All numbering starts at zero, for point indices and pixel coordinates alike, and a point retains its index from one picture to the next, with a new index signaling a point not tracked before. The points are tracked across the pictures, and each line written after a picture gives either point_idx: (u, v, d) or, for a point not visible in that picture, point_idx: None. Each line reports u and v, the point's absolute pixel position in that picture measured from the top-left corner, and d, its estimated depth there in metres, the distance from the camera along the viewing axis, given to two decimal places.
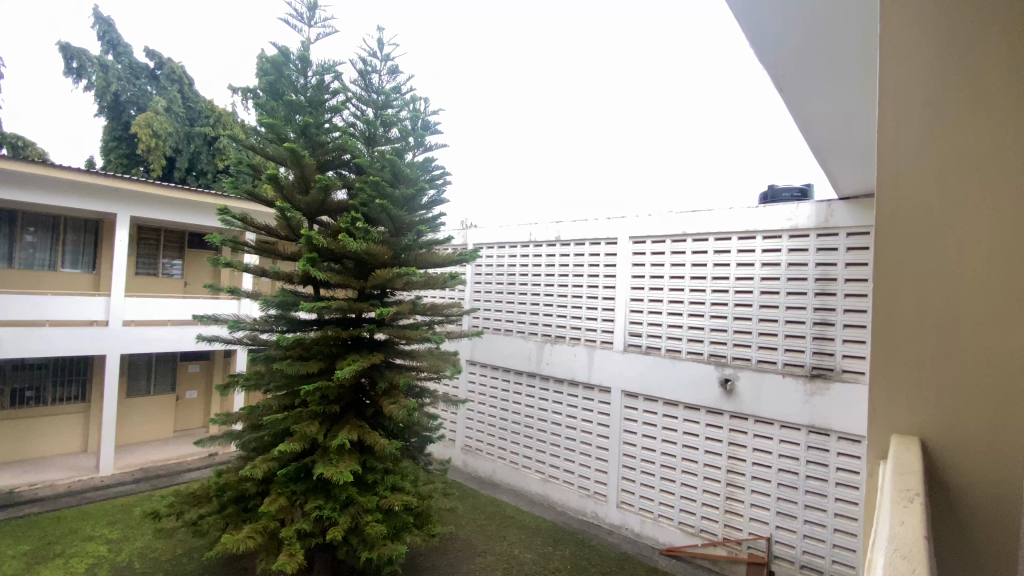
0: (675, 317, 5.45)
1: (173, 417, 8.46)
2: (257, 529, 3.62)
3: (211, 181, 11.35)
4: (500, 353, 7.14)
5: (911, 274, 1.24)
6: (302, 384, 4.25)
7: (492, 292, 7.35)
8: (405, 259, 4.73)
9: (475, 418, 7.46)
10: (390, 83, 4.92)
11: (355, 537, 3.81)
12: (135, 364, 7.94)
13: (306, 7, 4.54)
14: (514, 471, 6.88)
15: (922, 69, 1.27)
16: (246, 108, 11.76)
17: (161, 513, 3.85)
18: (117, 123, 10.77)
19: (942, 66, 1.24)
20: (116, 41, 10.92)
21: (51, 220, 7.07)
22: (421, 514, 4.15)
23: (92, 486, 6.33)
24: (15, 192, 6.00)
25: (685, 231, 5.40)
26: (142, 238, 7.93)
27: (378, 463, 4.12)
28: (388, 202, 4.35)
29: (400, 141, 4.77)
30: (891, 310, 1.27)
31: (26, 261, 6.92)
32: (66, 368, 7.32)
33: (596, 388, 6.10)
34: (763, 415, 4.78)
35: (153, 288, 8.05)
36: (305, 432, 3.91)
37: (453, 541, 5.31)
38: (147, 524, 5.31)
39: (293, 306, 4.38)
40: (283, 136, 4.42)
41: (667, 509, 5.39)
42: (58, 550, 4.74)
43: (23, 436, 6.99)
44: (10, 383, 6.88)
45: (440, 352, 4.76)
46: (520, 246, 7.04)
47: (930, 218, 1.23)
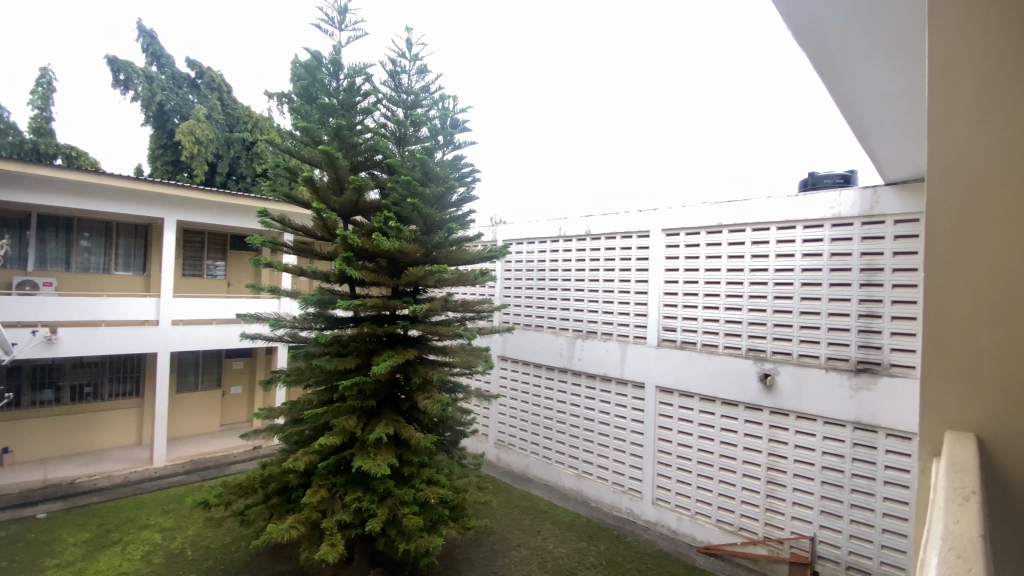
0: (712, 310, 5.34)
1: (220, 412, 8.84)
2: (300, 519, 3.74)
3: (249, 184, 11.76)
4: (531, 349, 7.13)
5: (967, 270, 1.20)
6: (340, 379, 4.36)
7: (523, 288, 7.35)
8: (437, 257, 4.75)
9: (508, 413, 7.50)
10: (419, 83, 4.98)
11: (394, 529, 3.89)
12: (183, 362, 8.33)
13: (337, 11, 4.64)
14: (547, 466, 6.88)
15: (974, 51, 1.23)
16: (281, 112, 12.12)
17: (211, 503, 4.04)
18: (162, 132, 11.29)
19: (999, 52, 1.20)
20: (159, 53, 11.43)
21: (104, 226, 7.47)
22: (456, 508, 4.19)
23: (146, 477, 6.67)
24: (71, 200, 6.37)
25: (721, 222, 5.26)
26: (188, 241, 8.29)
27: (414, 457, 4.22)
28: (419, 201, 4.41)
29: (430, 139, 4.82)
30: (944, 306, 1.23)
31: (83, 265, 7.34)
32: (121, 365, 7.74)
33: (629, 384, 6.03)
34: (805, 410, 4.63)
35: (198, 289, 8.41)
36: (343, 426, 4.03)
37: (488, 534, 5.36)
38: (197, 514, 5.57)
39: (330, 304, 4.50)
40: (318, 139, 4.54)
41: (704, 507, 5.30)
42: (116, 538, 5.02)
43: (83, 430, 7.43)
44: (71, 380, 7.32)
45: (472, 349, 4.80)
46: (550, 242, 7.01)
47: (990, 210, 1.18)
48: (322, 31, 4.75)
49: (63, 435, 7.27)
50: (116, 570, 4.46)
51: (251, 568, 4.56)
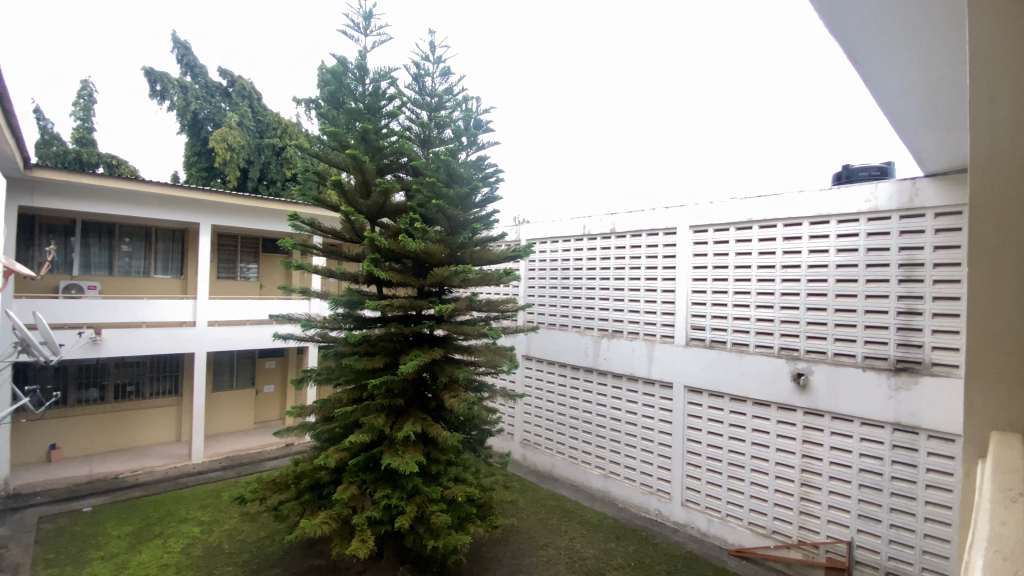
0: (742, 309, 5.24)
1: (254, 410, 9.10)
2: (332, 515, 3.82)
3: (280, 189, 12.08)
4: (556, 348, 7.12)
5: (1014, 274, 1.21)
6: (368, 378, 4.43)
7: (547, 287, 7.34)
8: (461, 257, 4.80)
9: (533, 412, 7.50)
10: (443, 85, 5.03)
11: (422, 526, 3.93)
12: (219, 362, 8.61)
13: (362, 17, 4.72)
14: (573, 466, 6.86)
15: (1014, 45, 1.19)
16: (308, 118, 12.42)
17: (247, 498, 4.16)
18: (197, 140, 11.70)
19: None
20: (193, 63, 11.84)
21: (143, 231, 7.79)
22: (483, 506, 4.23)
23: (185, 472, 6.93)
24: (112, 207, 6.66)
25: (751, 218, 5.15)
26: (222, 245, 8.56)
27: (441, 455, 4.27)
28: (443, 202, 4.45)
29: (454, 141, 4.85)
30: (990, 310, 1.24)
31: (124, 269, 7.66)
32: (161, 365, 8.05)
33: (657, 384, 5.95)
34: (841, 411, 4.49)
35: (233, 291, 8.68)
36: (372, 424, 4.10)
37: (515, 533, 5.37)
38: (233, 508, 5.75)
39: (359, 304, 4.59)
40: (345, 144, 4.63)
41: (735, 509, 5.20)
42: (157, 531, 5.22)
43: (126, 427, 7.75)
44: (114, 379, 7.65)
45: (497, 348, 4.81)
46: (574, 240, 6.98)
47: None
48: (348, 37, 4.84)
49: (107, 432, 7.60)
50: (158, 562, 4.64)
51: (285, 562, 4.68)
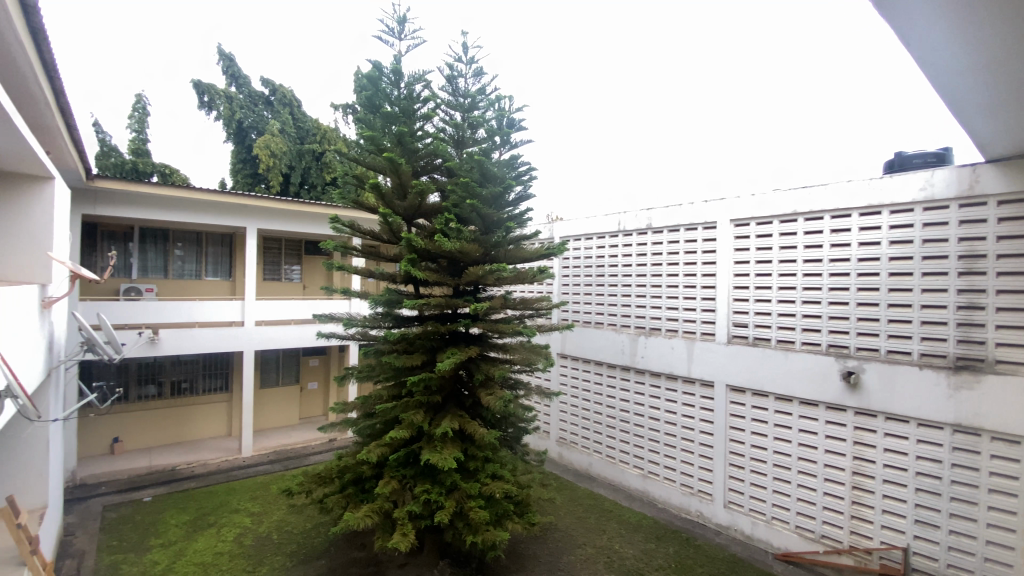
0: (787, 305, 5.06)
1: (299, 406, 9.44)
2: (374, 509, 3.92)
3: (320, 193, 12.48)
4: (591, 346, 7.07)
5: None
6: (407, 375, 4.53)
7: (582, 285, 7.29)
8: (496, 256, 4.83)
9: (569, 411, 7.47)
10: (476, 85, 5.07)
11: (461, 521, 3.98)
12: (266, 359, 8.98)
13: (397, 22, 4.81)
14: (611, 466, 6.79)
15: None
16: (346, 123, 12.78)
17: (294, 490, 4.33)
18: (242, 147, 12.24)
19: None
20: (237, 74, 12.38)
21: (195, 236, 8.20)
22: (521, 504, 4.26)
23: (235, 466, 7.26)
24: (166, 213, 7.03)
25: (795, 210, 4.97)
26: (268, 248, 8.91)
27: (478, 452, 4.32)
28: (477, 202, 4.48)
29: (487, 140, 4.89)
30: None
31: (178, 272, 8.09)
32: (213, 363, 8.46)
33: (697, 382, 5.82)
34: (896, 411, 4.27)
35: (278, 292, 9.03)
36: (411, 420, 4.19)
37: (553, 531, 5.37)
38: (280, 501, 5.99)
39: (397, 304, 4.70)
40: (382, 147, 4.74)
41: (781, 512, 5.03)
42: (211, 521, 5.50)
43: (180, 422, 8.18)
44: (170, 376, 8.08)
45: (532, 346, 4.81)
46: (609, 237, 6.91)
47: None
48: (384, 42, 4.96)
49: (165, 426, 8.05)
50: (213, 550, 4.89)
51: (330, 553, 4.84)
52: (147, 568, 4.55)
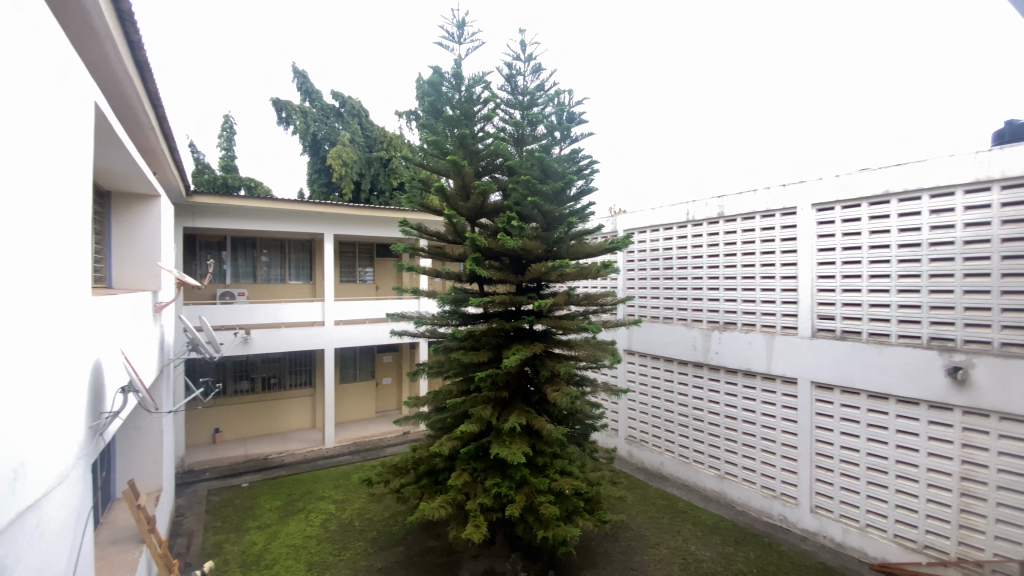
0: (880, 295, 4.64)
1: (375, 400, 9.96)
2: (447, 500, 4.06)
3: (388, 198, 13.06)
4: (661, 342, 6.86)
5: None
6: (475, 371, 4.65)
7: (648, 280, 7.08)
8: (558, 252, 4.81)
9: (638, 409, 7.30)
10: (534, 82, 5.09)
11: (532, 516, 4.02)
12: (345, 357, 9.55)
13: (456, 27, 4.93)
14: (684, 465, 6.57)
15: None
16: (410, 129, 13.24)
17: (374, 480, 4.61)
18: (317, 158, 13.06)
19: None
20: (311, 90, 13.21)
21: (279, 244, 8.88)
22: (591, 500, 4.24)
23: (320, 456, 7.79)
24: (253, 223, 7.64)
25: (887, 190, 4.54)
26: (343, 252, 9.46)
27: (546, 448, 4.34)
28: (539, 198, 4.49)
29: (547, 136, 4.88)
30: None
31: (266, 277, 8.79)
32: (297, 360, 9.12)
33: (778, 380, 5.49)
34: (1013, 411, 3.80)
35: (353, 293, 9.57)
36: (480, 415, 4.28)
37: (624, 530, 5.29)
38: (361, 490, 6.35)
39: (463, 302, 4.83)
40: (446, 150, 4.87)
41: (877, 519, 4.63)
42: (300, 506, 5.94)
43: (271, 414, 8.89)
44: (261, 372, 8.80)
45: (597, 342, 4.72)
46: (677, 228, 6.65)
47: None
48: (444, 48, 5.09)
49: (258, 419, 8.77)
50: (303, 533, 5.28)
51: (407, 541, 5.08)
52: (247, 547, 5.00)
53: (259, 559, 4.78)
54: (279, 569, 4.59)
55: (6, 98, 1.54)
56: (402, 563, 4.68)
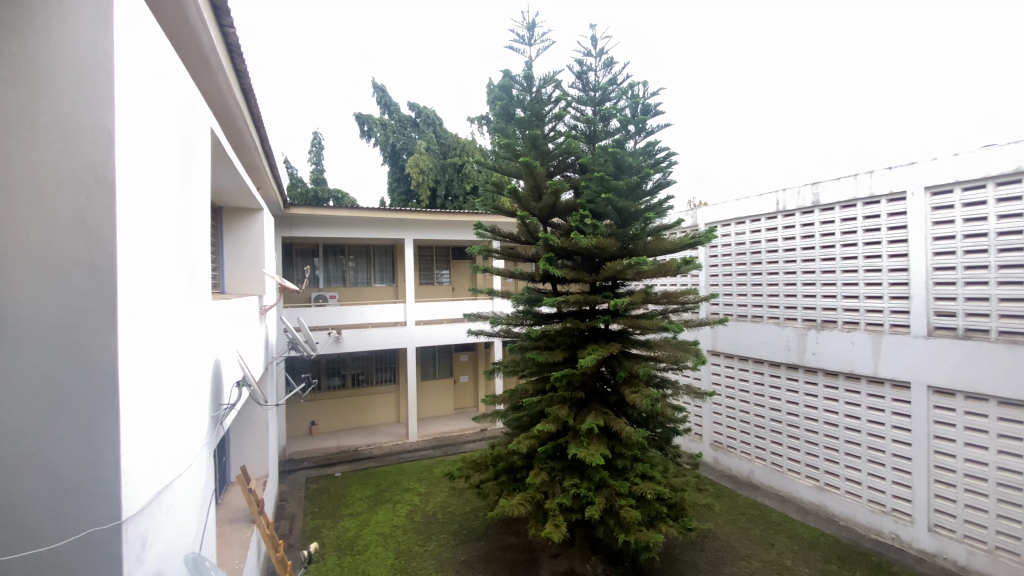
0: (1012, 288, 4.06)
1: (453, 397, 10.30)
2: (527, 498, 4.10)
3: (462, 202, 13.45)
4: (749, 342, 6.44)
5: None
6: (550, 371, 4.66)
7: (734, 276, 6.67)
8: (634, 249, 4.67)
9: (724, 412, 6.90)
10: (606, 77, 5.01)
11: (612, 519, 3.95)
12: (425, 355, 9.97)
13: (527, 29, 4.97)
14: (778, 474, 6.11)
15: None
16: (481, 134, 13.55)
17: (456, 474, 4.78)
18: (396, 168, 13.77)
19: None
20: (389, 103, 13.95)
21: (364, 249, 9.46)
22: (675, 506, 4.09)
23: (404, 449, 8.19)
24: (341, 231, 8.21)
25: (1019, 167, 3.98)
26: (422, 255, 9.88)
27: (626, 450, 4.24)
28: (613, 195, 4.40)
29: (621, 131, 4.76)
30: None
31: (353, 280, 9.40)
32: (383, 358, 9.67)
33: (887, 384, 4.95)
34: None
35: (432, 294, 9.96)
36: (557, 415, 4.27)
37: (711, 539, 5.03)
38: (443, 484, 6.59)
39: (537, 302, 4.84)
40: (517, 152, 4.91)
41: (1010, 542, 4.06)
42: (388, 496, 6.29)
43: (359, 409, 9.48)
44: (350, 369, 9.41)
45: (679, 342, 4.50)
46: (766, 220, 6.20)
47: None
48: (515, 50, 5.15)
49: (348, 413, 9.40)
50: (390, 523, 5.57)
51: (488, 536, 5.19)
52: (341, 532, 5.37)
53: (352, 544, 5.12)
54: (370, 555, 4.88)
55: (144, 127, 1.78)
56: (483, 558, 4.79)
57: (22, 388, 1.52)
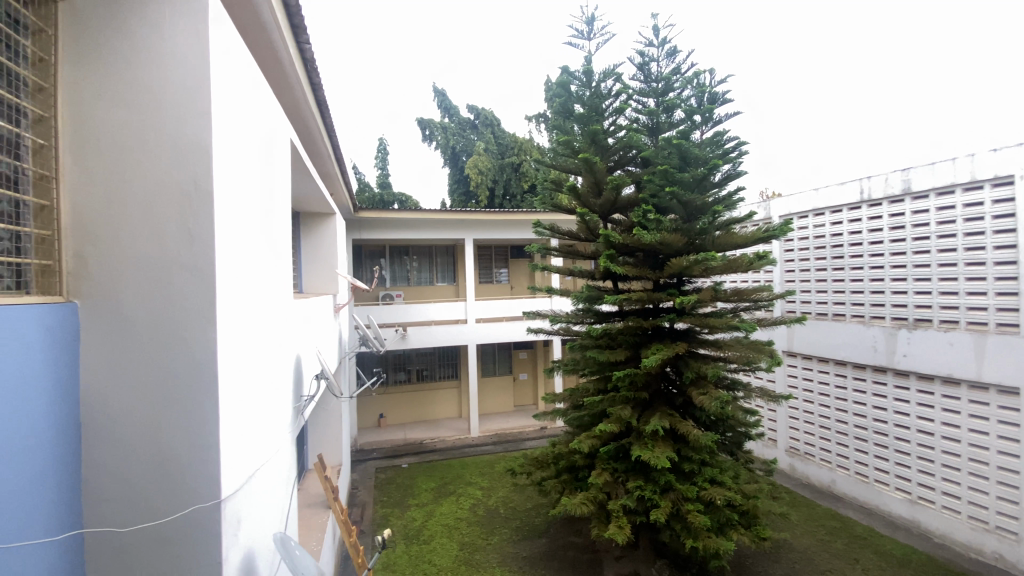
0: None
1: (513, 394, 10.39)
2: (589, 498, 4.06)
3: (520, 201, 13.52)
4: (830, 343, 6.00)
5: None
6: (612, 370, 4.59)
7: (812, 272, 6.24)
8: (701, 244, 4.49)
9: (802, 417, 6.47)
10: (670, 66, 4.84)
11: (678, 523, 3.83)
12: (485, 352, 10.14)
13: (587, 24, 4.91)
14: (862, 485, 5.66)
15: None
16: (539, 132, 13.57)
17: (518, 471, 4.84)
18: (456, 169, 14.10)
19: None
20: (449, 106, 14.31)
21: (426, 249, 9.76)
22: (746, 514, 3.91)
23: (466, 444, 8.38)
24: (405, 232, 8.52)
25: None
26: (481, 254, 10.05)
27: (694, 453, 4.09)
28: (678, 188, 4.25)
29: (686, 122, 4.59)
30: None
31: (416, 279, 9.73)
32: (445, 355, 9.94)
33: (991, 389, 4.45)
34: None
35: (492, 292, 10.11)
36: (620, 415, 4.20)
37: (787, 550, 4.75)
38: (504, 479, 6.68)
39: (597, 300, 4.78)
40: (576, 149, 4.86)
41: None
42: (452, 489, 6.46)
43: (423, 403, 9.81)
44: (415, 365, 9.76)
45: (751, 342, 4.27)
46: (849, 210, 5.74)
47: None
48: (574, 46, 5.10)
49: (413, 407, 9.74)
50: (454, 515, 5.73)
51: (550, 534, 5.21)
52: (408, 522, 5.59)
53: (418, 533, 5.32)
54: (435, 546, 5.04)
55: (236, 141, 1.95)
56: (545, 555, 4.81)
57: (133, 378, 1.68)
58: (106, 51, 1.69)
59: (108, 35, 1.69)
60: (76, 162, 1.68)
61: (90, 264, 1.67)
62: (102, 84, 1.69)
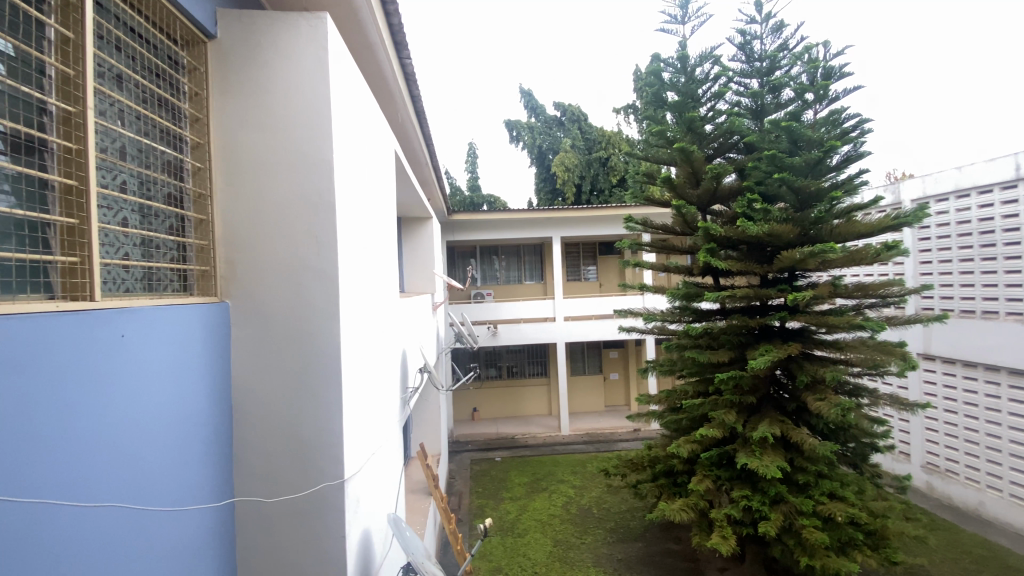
0: None
1: (604, 394, 10.24)
2: (689, 504, 3.88)
3: (608, 196, 13.26)
4: (980, 344, 5.14)
5: None
6: (714, 372, 4.34)
7: (955, 262, 5.42)
8: (816, 235, 4.11)
9: (944, 429, 5.64)
10: (775, 43, 4.49)
11: (791, 539, 3.55)
12: (575, 351, 10.10)
13: (680, 7, 4.69)
14: (1018, 508, 4.80)
15: None
16: (628, 123, 13.18)
17: (612, 471, 4.76)
18: (543, 168, 14.18)
19: None
20: (535, 105, 14.41)
21: (514, 248, 9.94)
22: (873, 534, 3.52)
23: (557, 442, 8.42)
24: (495, 233, 8.74)
25: None
26: (569, 252, 10.02)
27: (809, 464, 3.77)
28: (788, 174, 3.91)
29: (796, 102, 4.21)
30: None
31: (506, 278, 9.95)
32: (535, 352, 10.05)
33: None
34: None
35: (580, 290, 10.04)
36: (723, 420, 3.95)
37: None
38: (596, 479, 6.61)
39: (696, 298, 4.54)
40: (671, 138, 4.63)
41: None
42: (544, 486, 6.52)
43: (514, 399, 10.00)
44: (505, 362, 9.99)
45: (879, 343, 3.81)
46: (1000, 190, 4.90)
47: None
48: (666, 32, 4.89)
49: (505, 403, 9.98)
50: (548, 511, 5.78)
51: (647, 538, 5.07)
52: (503, 514, 5.75)
53: (513, 526, 5.45)
54: (530, 539, 5.14)
55: (352, 155, 2.15)
56: (641, 559, 4.70)
57: (271, 368, 1.91)
58: (247, 83, 1.93)
59: (248, 69, 1.93)
60: (226, 180, 1.94)
61: (238, 269, 1.92)
62: (244, 112, 1.94)
